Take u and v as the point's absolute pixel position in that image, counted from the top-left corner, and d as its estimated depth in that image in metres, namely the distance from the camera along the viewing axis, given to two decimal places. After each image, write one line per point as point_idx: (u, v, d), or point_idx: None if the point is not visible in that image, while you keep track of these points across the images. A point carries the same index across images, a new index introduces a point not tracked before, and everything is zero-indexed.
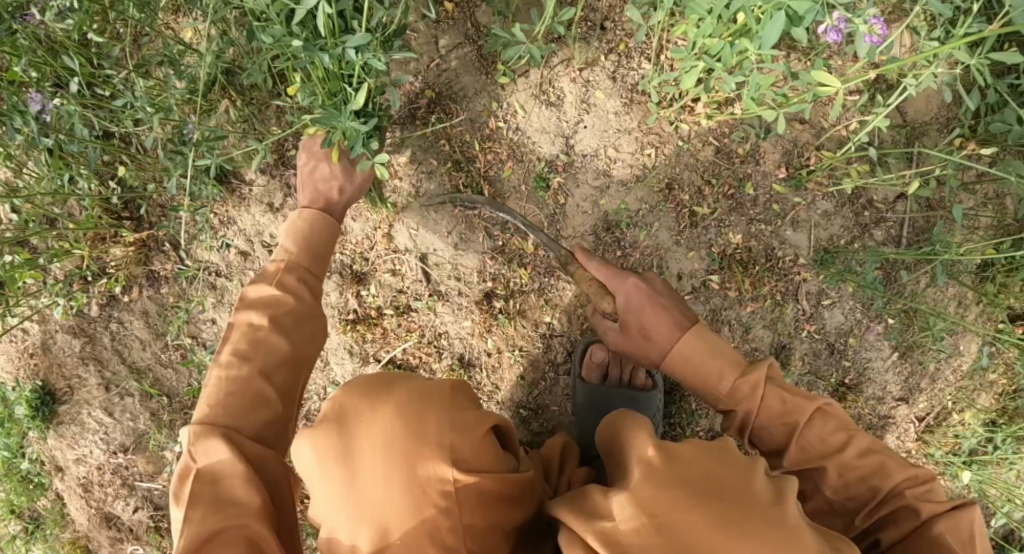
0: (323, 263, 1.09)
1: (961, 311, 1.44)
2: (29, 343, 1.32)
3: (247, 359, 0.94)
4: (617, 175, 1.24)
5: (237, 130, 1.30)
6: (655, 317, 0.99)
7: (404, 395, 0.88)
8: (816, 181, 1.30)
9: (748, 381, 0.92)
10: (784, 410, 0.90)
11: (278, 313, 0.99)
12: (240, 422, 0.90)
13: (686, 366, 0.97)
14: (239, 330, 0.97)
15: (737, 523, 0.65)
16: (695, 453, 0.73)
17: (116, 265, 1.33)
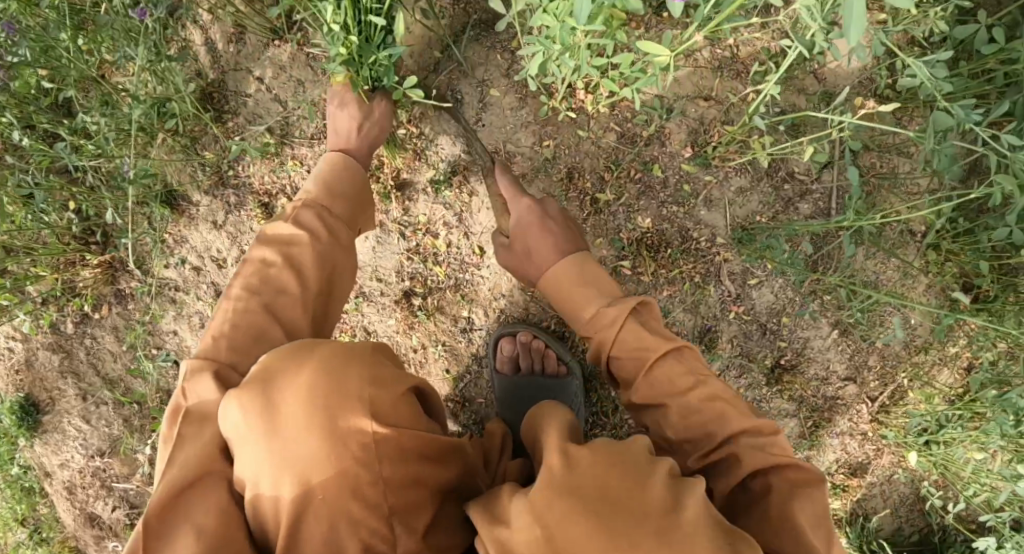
0: (348, 202, 1.10)
1: (910, 284, 1.39)
2: (15, 361, 1.48)
3: (259, 291, 0.95)
4: (517, 169, 1.28)
5: (177, 154, 1.41)
6: (542, 238, 1.05)
7: (331, 348, 0.79)
8: (724, 158, 1.28)
9: (610, 311, 0.92)
10: (638, 342, 0.89)
11: (293, 247, 0.99)
12: (238, 360, 0.90)
13: (559, 285, 1.00)
14: (253, 265, 0.98)
15: (619, 538, 0.62)
16: (597, 460, 0.68)
17: (85, 285, 1.45)
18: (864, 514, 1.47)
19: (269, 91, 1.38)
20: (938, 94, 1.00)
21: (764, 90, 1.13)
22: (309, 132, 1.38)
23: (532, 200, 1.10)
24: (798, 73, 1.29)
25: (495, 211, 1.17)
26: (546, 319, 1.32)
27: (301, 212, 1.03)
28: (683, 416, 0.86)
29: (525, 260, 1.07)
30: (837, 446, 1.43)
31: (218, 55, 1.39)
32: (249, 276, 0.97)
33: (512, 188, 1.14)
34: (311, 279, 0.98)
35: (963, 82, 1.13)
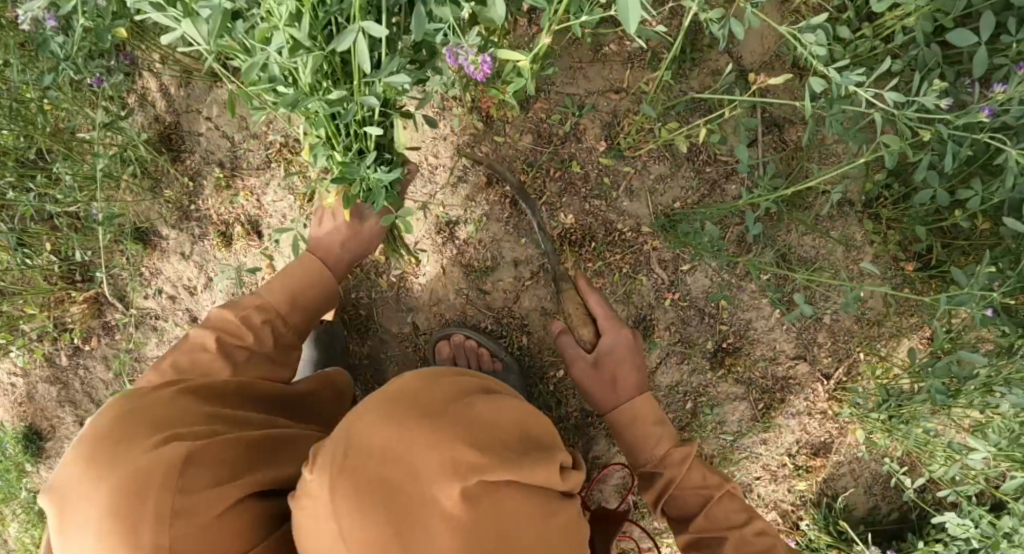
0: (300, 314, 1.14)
1: (854, 256, 1.36)
2: (19, 394, 1.62)
3: (185, 374, 0.99)
4: (441, 180, 1.34)
5: (143, 195, 1.52)
6: (630, 372, 1.15)
7: (140, 462, 0.74)
8: (638, 147, 1.30)
9: (681, 453, 1.08)
10: (703, 483, 1.07)
11: (232, 343, 1.03)
12: None
13: (643, 417, 1.12)
14: (190, 345, 1.03)
15: (402, 427, 0.69)
16: (410, 379, 0.77)
17: (74, 320, 1.58)
18: (833, 494, 1.42)
19: (218, 128, 1.48)
20: (811, 59, 0.97)
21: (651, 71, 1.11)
22: (257, 162, 1.48)
23: (631, 335, 1.17)
24: (709, 53, 1.30)
25: (575, 312, 1.20)
26: (482, 320, 1.37)
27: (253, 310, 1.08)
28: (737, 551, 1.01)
29: (605, 388, 1.15)
30: (795, 427, 1.40)
31: (172, 99, 1.50)
32: (184, 355, 1.01)
33: (605, 305, 1.18)
34: (224, 385, 0.96)
35: (864, 45, 1.11)
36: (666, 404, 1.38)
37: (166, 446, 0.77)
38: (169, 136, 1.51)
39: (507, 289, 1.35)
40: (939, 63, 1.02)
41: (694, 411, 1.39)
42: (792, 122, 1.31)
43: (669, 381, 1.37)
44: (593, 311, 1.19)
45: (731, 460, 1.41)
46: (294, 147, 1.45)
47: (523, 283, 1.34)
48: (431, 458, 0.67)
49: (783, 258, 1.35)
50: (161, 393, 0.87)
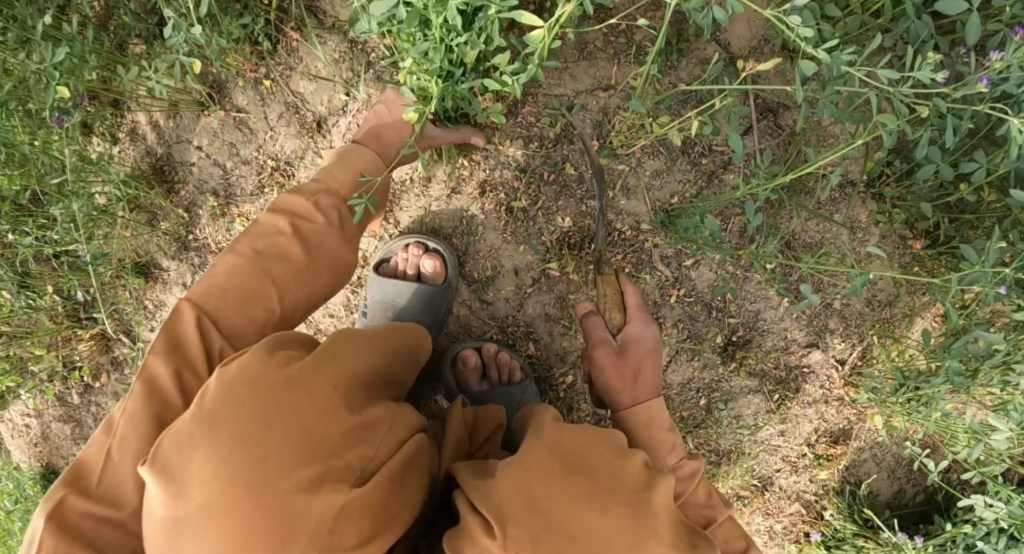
0: (364, 203, 1.17)
1: (860, 238, 1.33)
2: (33, 434, 1.62)
3: (262, 255, 1.03)
4: (435, 193, 1.33)
5: (141, 228, 1.51)
6: (652, 366, 1.13)
7: (295, 486, 0.70)
8: (631, 144, 1.28)
9: (694, 469, 1.05)
10: (708, 503, 1.04)
11: (304, 222, 1.08)
12: (224, 312, 0.98)
13: (660, 418, 1.08)
14: (263, 229, 1.07)
15: (603, 506, 0.79)
16: (598, 450, 0.88)
17: (83, 358, 1.58)
18: (856, 480, 1.40)
19: (209, 157, 1.47)
20: (801, 43, 0.91)
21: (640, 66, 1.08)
22: (250, 188, 1.47)
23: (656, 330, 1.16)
24: (697, 42, 1.28)
25: (608, 297, 1.19)
26: (487, 331, 1.35)
27: (322, 192, 1.12)
28: None
29: (624, 375, 1.10)
30: (812, 416, 1.38)
31: (161, 131, 1.49)
32: (258, 239, 1.05)
33: (636, 298, 1.19)
34: (350, 373, 0.85)
35: (854, 21, 1.08)
36: (680, 402, 1.36)
37: (320, 486, 0.72)
38: (161, 168, 1.51)
39: (510, 298, 1.33)
40: (932, 32, 1.00)
41: (709, 407, 1.36)
42: (787, 106, 1.28)
43: (680, 379, 1.35)
44: (624, 300, 1.19)
45: (750, 455, 1.38)
46: (286, 170, 1.44)
47: (524, 291, 1.32)
48: (626, 544, 0.77)
49: (788, 245, 1.33)
50: (294, 387, 0.76)
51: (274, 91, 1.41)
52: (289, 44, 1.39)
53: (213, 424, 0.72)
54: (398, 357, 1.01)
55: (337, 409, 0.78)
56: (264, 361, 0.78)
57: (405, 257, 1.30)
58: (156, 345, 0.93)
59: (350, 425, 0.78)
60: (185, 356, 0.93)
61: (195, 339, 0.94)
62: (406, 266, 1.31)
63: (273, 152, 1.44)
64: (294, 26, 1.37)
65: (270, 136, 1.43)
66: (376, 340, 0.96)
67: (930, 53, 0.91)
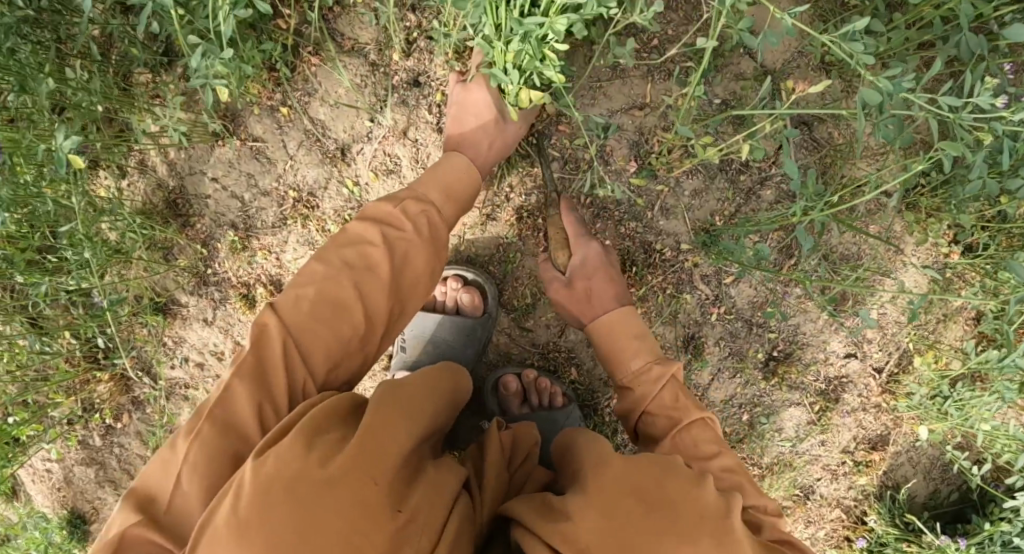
0: (452, 211, 1.12)
1: (896, 248, 1.33)
2: (55, 479, 1.57)
3: (352, 267, 0.98)
4: (470, 220, 1.30)
5: (159, 264, 1.45)
6: (603, 284, 1.16)
7: None
8: (670, 165, 1.26)
9: (656, 372, 1.05)
10: (673, 407, 1.03)
11: (392, 234, 1.02)
12: (309, 329, 0.93)
13: (620, 331, 1.11)
14: (352, 237, 1.02)
15: (694, 541, 0.81)
16: (669, 477, 0.89)
17: (103, 399, 1.53)
18: (895, 484, 1.41)
19: (225, 189, 1.42)
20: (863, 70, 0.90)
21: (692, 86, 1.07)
22: (272, 219, 1.42)
23: (599, 246, 1.18)
24: (732, 56, 1.25)
25: (553, 233, 1.21)
26: (528, 357, 1.34)
27: (410, 201, 1.05)
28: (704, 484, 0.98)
29: (582, 301, 1.16)
30: (851, 424, 1.39)
31: (173, 162, 1.43)
32: (348, 248, 1.00)
33: (575, 222, 1.20)
34: (392, 457, 0.84)
35: (899, 37, 1.08)
36: (722, 418, 1.37)
37: None
38: (176, 201, 1.45)
39: (550, 323, 1.31)
40: (984, 48, 0.99)
41: (751, 422, 1.37)
42: (824, 119, 1.26)
43: (722, 396, 1.35)
44: (565, 232, 1.20)
45: (792, 467, 1.40)
46: (309, 201, 1.39)
47: (565, 316, 1.30)
48: None
49: (827, 258, 1.32)
50: (326, 491, 0.77)
51: (292, 118, 1.36)
52: (307, 70, 1.34)
53: (243, 532, 0.74)
54: (447, 412, 1.02)
55: (376, 509, 0.78)
56: (301, 461, 0.78)
57: (443, 290, 1.30)
58: (241, 368, 0.89)
59: (388, 525, 0.78)
60: (264, 384, 0.89)
61: (279, 365, 0.90)
62: (445, 299, 1.31)
63: (295, 183, 1.39)
64: (312, 50, 1.32)
65: (290, 165, 1.38)
66: (421, 405, 0.94)
67: (991, 77, 0.90)
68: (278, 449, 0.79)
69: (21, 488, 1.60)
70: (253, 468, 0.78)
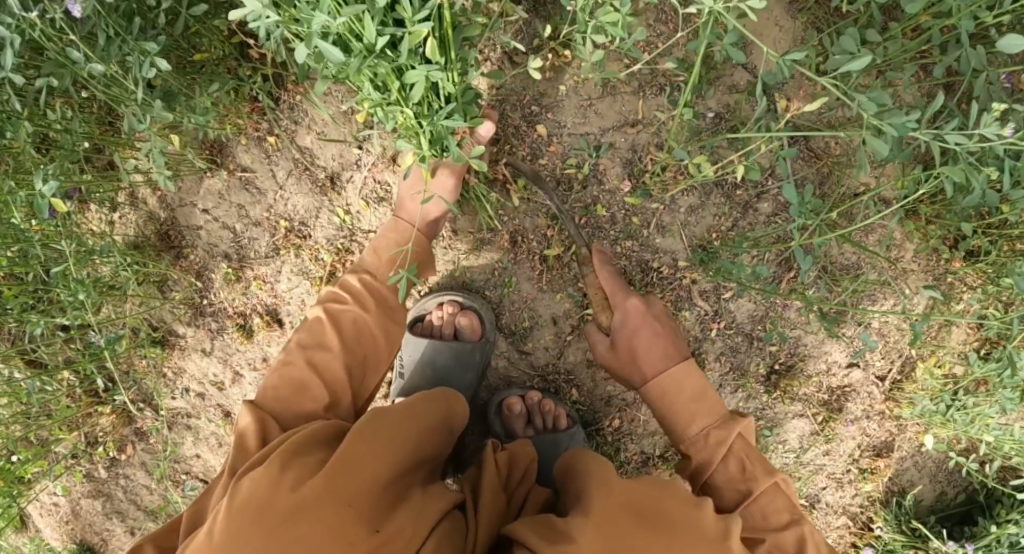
0: (401, 274, 1.14)
1: (896, 255, 1.31)
2: (63, 512, 1.58)
3: (307, 347, 1.04)
4: (465, 246, 1.29)
5: (151, 298, 1.44)
6: (650, 343, 1.09)
7: None
8: (663, 183, 1.25)
9: (719, 437, 1.02)
10: (743, 476, 1.00)
11: (337, 309, 1.07)
12: (284, 408, 1.00)
13: (676, 395, 1.06)
14: (307, 323, 1.08)
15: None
16: (667, 494, 0.91)
17: (106, 432, 1.53)
18: (900, 490, 1.41)
19: (217, 220, 1.42)
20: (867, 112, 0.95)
21: (688, 105, 1.07)
22: (264, 248, 1.42)
23: (639, 302, 1.11)
24: (724, 69, 1.23)
25: (593, 293, 1.17)
26: (528, 380, 1.34)
27: (349, 276, 1.12)
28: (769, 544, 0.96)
29: (628, 364, 1.11)
30: (855, 433, 1.38)
31: (164, 195, 1.42)
32: (306, 332, 1.07)
33: (613, 278, 1.14)
34: (369, 480, 0.86)
35: (896, 47, 1.08)
36: None
37: None
38: (169, 232, 1.43)
39: (549, 346, 1.31)
40: (984, 61, 1.00)
41: (755, 434, 1.37)
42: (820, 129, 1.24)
43: (725, 410, 1.35)
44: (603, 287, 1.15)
45: (797, 477, 1.40)
46: (301, 230, 1.39)
47: (564, 338, 1.30)
48: None
49: (828, 269, 1.30)
50: (297, 516, 0.79)
51: (280, 148, 1.36)
52: (292, 98, 1.33)
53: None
54: (433, 436, 1.02)
55: (348, 534, 0.80)
56: (269, 486, 0.81)
57: (439, 315, 1.28)
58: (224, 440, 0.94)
59: (358, 547, 0.80)
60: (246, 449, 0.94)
61: (255, 432, 0.94)
62: (442, 324, 1.28)
63: (286, 213, 1.39)
64: (295, 79, 1.32)
65: (281, 196, 1.39)
66: (405, 430, 0.95)
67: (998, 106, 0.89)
68: (254, 472, 0.82)
69: (30, 521, 1.61)
70: (227, 497, 0.80)
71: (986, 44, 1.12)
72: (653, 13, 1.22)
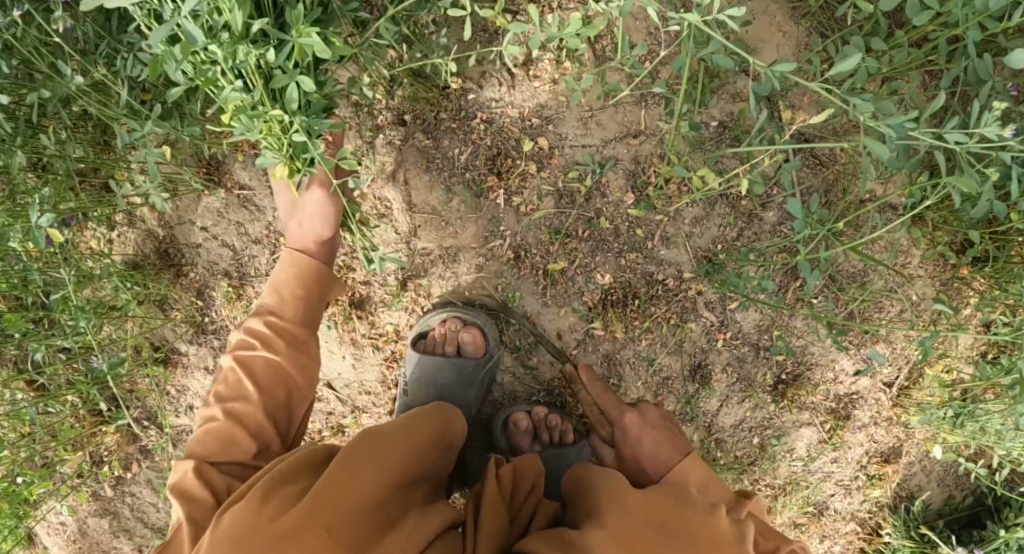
0: (312, 303, 1.12)
1: (902, 261, 1.30)
2: (71, 531, 1.58)
3: (222, 400, 1.02)
4: (467, 262, 1.28)
5: (151, 317, 1.42)
6: (651, 443, 1.11)
7: None
8: (668, 196, 1.23)
9: (729, 518, 0.98)
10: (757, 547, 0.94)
11: (249, 357, 1.05)
12: (214, 462, 0.97)
13: (683, 486, 1.05)
14: (223, 374, 1.06)
15: None
16: (684, 503, 0.89)
17: (111, 451, 1.52)
18: (908, 494, 1.41)
19: (215, 238, 1.41)
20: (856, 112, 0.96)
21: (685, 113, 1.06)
22: (266, 266, 1.42)
23: (634, 411, 1.14)
24: (726, 77, 1.22)
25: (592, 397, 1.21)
26: (535, 395, 1.33)
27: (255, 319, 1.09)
28: None
29: (637, 469, 1.12)
30: (862, 439, 1.37)
31: (161, 213, 1.40)
32: (222, 384, 1.05)
33: (608, 394, 1.19)
34: (355, 501, 0.83)
35: (902, 56, 1.06)
36: (734, 443, 1.36)
37: None
38: (168, 250, 1.42)
39: (555, 361, 1.31)
40: (992, 71, 0.99)
41: (762, 444, 1.36)
42: (824, 138, 1.23)
43: (733, 420, 1.34)
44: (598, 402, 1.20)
45: (805, 485, 1.39)
46: None
47: (570, 352, 1.30)
48: None
49: (833, 277, 1.29)
50: (281, 544, 0.76)
51: None
52: None
53: None
54: (431, 450, 1.00)
55: None
56: (252, 516, 0.79)
57: (442, 331, 1.25)
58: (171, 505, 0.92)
59: None
60: (190, 499, 0.91)
61: (193, 492, 0.92)
62: (444, 340, 1.26)
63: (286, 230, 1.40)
64: None
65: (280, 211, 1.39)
66: (394, 445, 0.93)
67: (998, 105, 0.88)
68: (237, 506, 0.80)
69: (38, 540, 1.60)
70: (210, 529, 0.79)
71: (991, 49, 1.11)
72: (653, 21, 1.21)
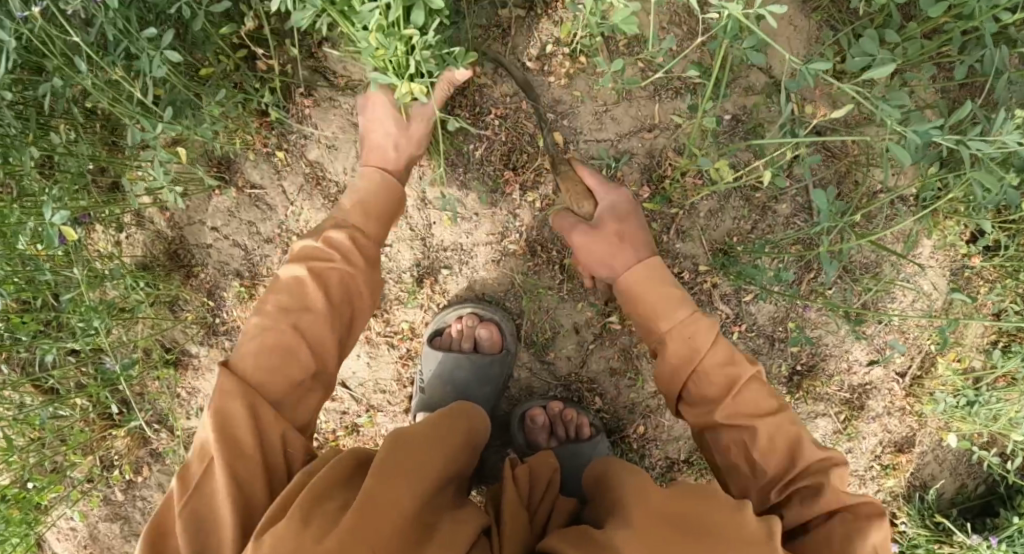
0: (380, 226, 1.08)
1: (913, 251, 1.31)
2: (81, 537, 1.56)
3: (287, 310, 0.95)
4: (483, 257, 1.28)
5: (162, 318, 1.41)
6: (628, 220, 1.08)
7: None
8: (683, 190, 1.24)
9: (701, 319, 0.98)
10: (727, 362, 0.96)
11: (322, 267, 0.99)
12: (272, 379, 0.91)
13: (650, 276, 1.02)
14: (283, 281, 0.99)
15: None
16: (706, 499, 0.85)
17: (121, 455, 1.50)
18: (921, 483, 1.42)
19: (226, 237, 1.40)
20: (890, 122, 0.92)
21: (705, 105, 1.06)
22: (278, 265, 1.41)
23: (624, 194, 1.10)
24: (740, 71, 1.22)
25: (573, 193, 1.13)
26: (551, 391, 1.33)
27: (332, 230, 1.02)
28: (767, 440, 0.92)
29: (610, 242, 1.05)
30: (876, 429, 1.38)
31: (171, 214, 1.39)
32: (280, 291, 0.97)
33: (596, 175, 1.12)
34: (397, 519, 0.79)
35: (915, 48, 1.07)
36: None
37: None
38: (179, 250, 1.41)
39: (572, 355, 1.31)
40: (1007, 61, 1.00)
41: None
42: (836, 130, 1.24)
43: None
44: (587, 185, 1.13)
45: None
46: None
47: (587, 347, 1.30)
48: None
49: (847, 268, 1.29)
50: None
51: (289, 162, 1.37)
52: (300, 111, 1.34)
53: None
54: (460, 454, 0.96)
55: None
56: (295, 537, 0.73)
57: (459, 328, 1.27)
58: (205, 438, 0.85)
59: None
60: (233, 430, 0.85)
61: (243, 418, 0.86)
62: (461, 337, 1.26)
63: (299, 229, 1.39)
64: (304, 92, 1.33)
65: (292, 210, 1.38)
66: (428, 452, 0.88)
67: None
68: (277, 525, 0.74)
69: (46, 547, 1.58)
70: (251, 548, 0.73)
71: (1002, 41, 1.12)
72: (667, 16, 1.21)
